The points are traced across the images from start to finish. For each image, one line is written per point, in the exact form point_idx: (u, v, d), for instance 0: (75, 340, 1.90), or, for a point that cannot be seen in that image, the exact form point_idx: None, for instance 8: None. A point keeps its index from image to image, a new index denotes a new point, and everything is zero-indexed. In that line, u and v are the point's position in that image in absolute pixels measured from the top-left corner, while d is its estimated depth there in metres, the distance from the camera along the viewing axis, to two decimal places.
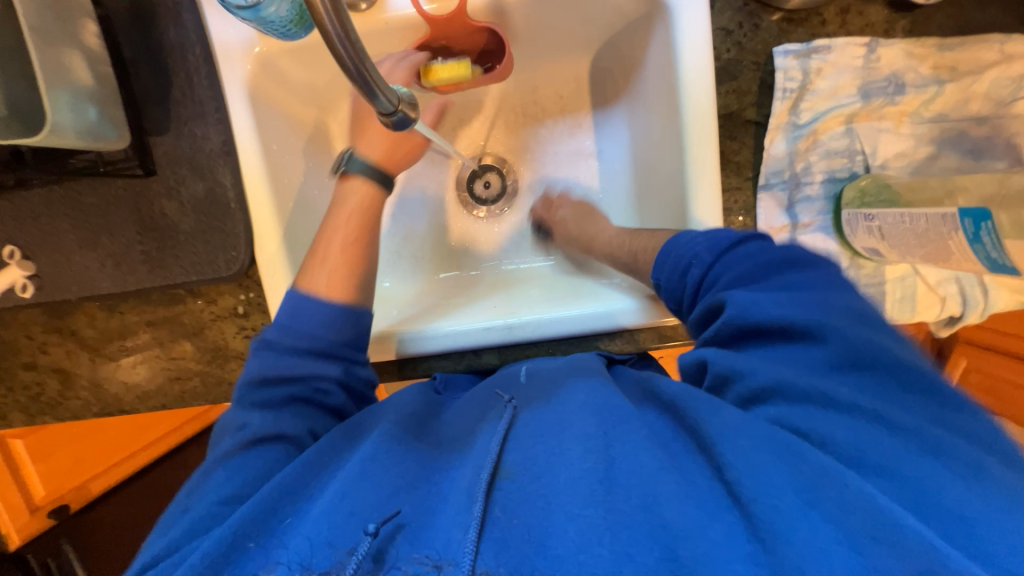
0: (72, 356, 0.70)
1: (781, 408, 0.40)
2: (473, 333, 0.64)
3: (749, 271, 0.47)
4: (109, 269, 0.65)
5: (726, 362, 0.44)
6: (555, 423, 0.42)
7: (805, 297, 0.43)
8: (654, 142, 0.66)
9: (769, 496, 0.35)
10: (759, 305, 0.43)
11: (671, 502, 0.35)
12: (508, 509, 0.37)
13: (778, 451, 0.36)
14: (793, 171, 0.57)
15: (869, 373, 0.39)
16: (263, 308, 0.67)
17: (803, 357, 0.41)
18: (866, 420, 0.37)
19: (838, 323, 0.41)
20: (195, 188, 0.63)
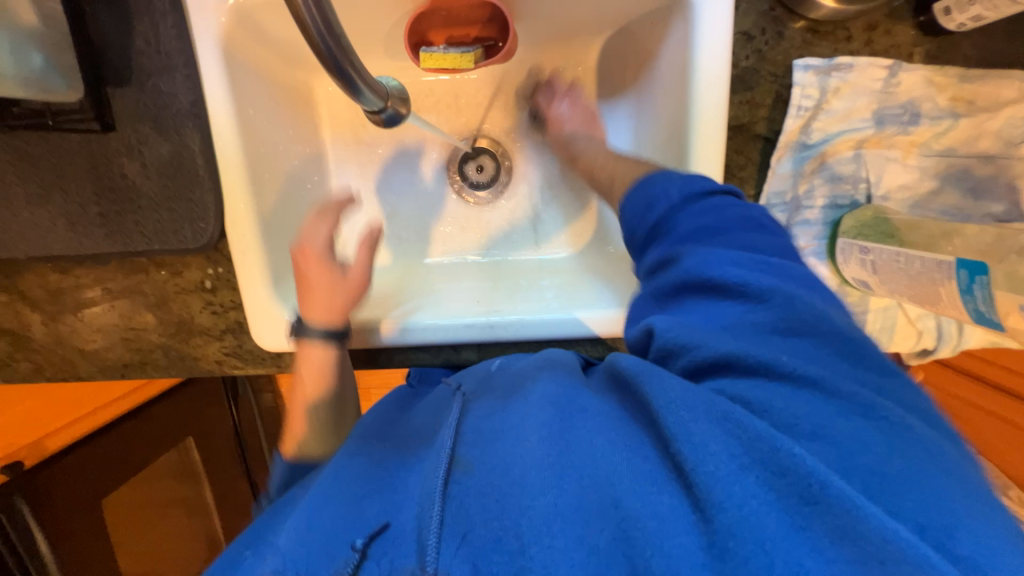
0: (22, 318, 0.66)
1: (728, 380, 0.36)
2: (453, 328, 0.62)
3: (709, 226, 0.44)
4: (62, 229, 0.60)
5: (672, 329, 0.39)
6: (515, 415, 0.41)
7: (756, 259, 0.40)
8: (656, 141, 0.63)
9: (719, 473, 0.31)
10: (713, 263, 0.40)
11: (621, 479, 0.33)
12: (462, 500, 0.35)
13: (719, 417, 0.33)
14: (795, 193, 0.55)
15: (813, 336, 0.36)
16: (232, 284, 0.64)
17: (745, 319, 0.38)
18: (811, 388, 0.34)
19: (783, 284, 0.38)
20: (160, 150, 0.58)
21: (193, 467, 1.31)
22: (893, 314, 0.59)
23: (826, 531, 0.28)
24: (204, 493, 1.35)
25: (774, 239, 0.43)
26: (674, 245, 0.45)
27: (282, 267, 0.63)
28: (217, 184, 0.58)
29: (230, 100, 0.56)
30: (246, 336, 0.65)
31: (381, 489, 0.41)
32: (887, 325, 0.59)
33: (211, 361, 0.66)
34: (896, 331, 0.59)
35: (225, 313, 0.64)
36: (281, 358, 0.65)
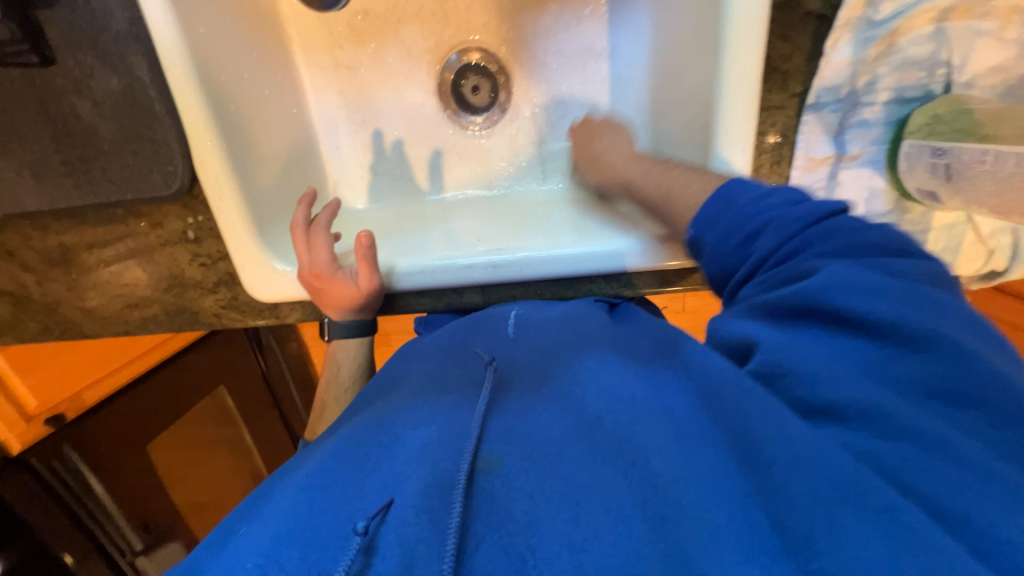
0: (18, 278, 0.64)
1: (862, 432, 0.27)
2: (452, 271, 0.57)
3: (842, 236, 0.34)
4: (30, 181, 0.56)
5: (784, 355, 0.31)
6: (558, 430, 0.35)
7: (930, 301, 0.30)
8: (682, 40, 0.53)
9: (841, 547, 0.23)
10: (856, 293, 0.30)
11: (691, 523, 0.26)
12: (492, 512, 0.30)
13: (851, 488, 0.24)
14: (853, 88, 0.46)
15: (982, 410, 0.26)
16: (215, 233, 0.59)
17: (892, 365, 0.29)
18: (962, 461, 0.25)
19: (945, 331, 0.28)
20: (108, 83, 0.51)
21: (229, 413, 1.39)
22: (960, 232, 0.51)
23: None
24: (244, 435, 1.46)
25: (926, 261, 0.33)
26: (811, 266, 0.34)
27: (267, 215, 0.58)
28: (178, 120, 0.52)
29: (175, 16, 0.48)
30: (239, 287, 0.62)
31: (391, 461, 0.36)
32: (952, 246, 0.51)
33: (210, 315, 0.64)
34: (962, 250, 0.51)
35: (215, 265, 0.61)
36: (278, 309, 0.63)
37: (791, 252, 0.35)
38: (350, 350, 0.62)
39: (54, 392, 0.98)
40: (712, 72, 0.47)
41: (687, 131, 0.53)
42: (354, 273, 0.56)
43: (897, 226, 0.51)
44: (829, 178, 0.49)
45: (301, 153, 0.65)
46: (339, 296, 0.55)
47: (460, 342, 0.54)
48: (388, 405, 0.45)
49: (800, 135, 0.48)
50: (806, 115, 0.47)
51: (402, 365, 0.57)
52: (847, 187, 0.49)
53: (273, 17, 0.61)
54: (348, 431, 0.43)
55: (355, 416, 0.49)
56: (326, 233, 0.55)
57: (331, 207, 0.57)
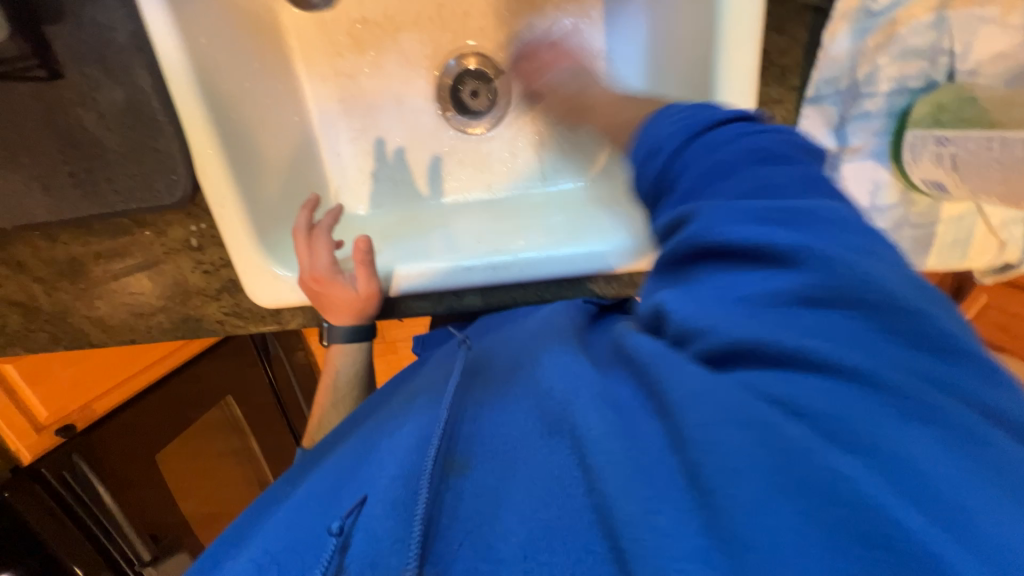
0: (26, 290, 0.65)
1: (755, 370, 0.27)
2: (450, 273, 0.57)
3: (716, 155, 0.34)
4: (38, 193, 0.57)
5: (680, 307, 0.31)
6: (529, 424, 0.37)
7: (790, 208, 0.30)
8: (676, 37, 0.53)
9: (735, 480, 0.24)
10: (724, 216, 0.31)
11: (614, 481, 0.28)
12: (456, 505, 0.35)
13: (746, 424, 0.25)
14: (853, 79, 0.45)
15: (868, 315, 0.26)
16: (218, 241, 0.60)
17: (774, 286, 0.28)
18: (855, 389, 0.25)
19: (821, 241, 0.28)
20: (112, 95, 0.52)
21: (235, 421, 1.39)
22: (970, 223, 0.50)
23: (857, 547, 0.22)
24: (251, 445, 1.46)
25: (797, 164, 0.33)
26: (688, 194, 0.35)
27: (268, 221, 0.59)
28: (180, 130, 0.53)
29: (176, 28, 0.49)
30: (242, 294, 0.62)
31: (364, 470, 0.42)
32: (961, 238, 0.50)
33: (213, 322, 0.64)
34: (972, 243, 0.50)
35: (218, 271, 0.61)
36: (280, 315, 0.63)
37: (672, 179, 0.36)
38: (352, 355, 0.62)
39: (65, 402, 1.00)
40: (707, 67, 0.47)
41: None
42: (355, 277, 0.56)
43: (904, 219, 0.50)
44: (831, 173, 0.49)
45: (303, 160, 0.66)
46: (339, 303, 0.56)
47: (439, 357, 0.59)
48: (374, 423, 0.51)
49: (799, 128, 0.47)
50: (805, 107, 0.46)
51: (406, 380, 0.61)
52: (850, 182, 0.49)
53: (273, 28, 0.63)
54: (343, 452, 0.49)
55: (347, 428, 0.55)
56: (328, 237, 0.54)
57: (332, 213, 0.55)
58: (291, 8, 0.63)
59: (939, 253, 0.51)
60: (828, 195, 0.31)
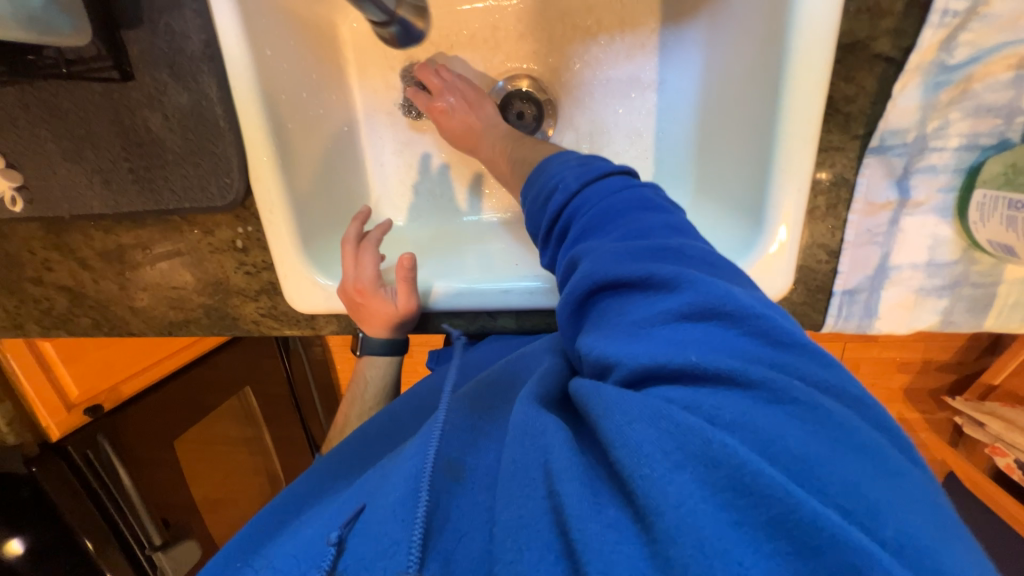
0: (76, 276, 0.68)
1: (661, 383, 0.31)
2: (487, 295, 0.57)
3: (605, 211, 0.41)
4: (98, 187, 0.60)
5: (596, 336, 0.34)
6: (497, 440, 0.40)
7: (655, 247, 0.36)
8: (733, 77, 0.53)
9: (663, 481, 0.26)
10: (605, 257, 0.36)
11: (564, 476, 0.30)
12: (450, 515, 0.37)
13: (652, 415, 0.29)
14: (921, 132, 0.44)
15: (721, 323, 0.31)
16: (262, 244, 0.61)
17: (654, 310, 0.33)
18: (732, 387, 0.29)
19: (698, 272, 0.33)
20: (178, 99, 0.54)
21: (251, 410, 1.43)
22: None
23: (766, 529, 0.24)
24: (263, 435, 1.48)
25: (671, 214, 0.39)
26: (576, 241, 0.42)
27: (312, 229, 0.60)
28: (238, 136, 0.54)
29: (244, 40, 0.51)
30: (279, 297, 0.63)
31: (368, 479, 0.45)
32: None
33: (249, 321, 0.66)
34: None
35: (259, 274, 0.62)
36: (315, 321, 0.64)
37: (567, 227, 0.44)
38: (383, 368, 0.62)
39: (94, 383, 1.02)
40: (769, 112, 0.46)
41: (737, 167, 0.52)
42: (394, 291, 0.56)
43: (963, 276, 0.48)
44: (889, 224, 0.47)
45: (349, 169, 0.67)
46: (378, 316, 0.56)
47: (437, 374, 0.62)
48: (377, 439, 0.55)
49: (860, 178, 0.46)
50: (868, 157, 0.45)
51: (410, 402, 0.58)
52: (910, 235, 0.47)
53: (331, 40, 0.64)
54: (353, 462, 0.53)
55: (348, 438, 0.57)
56: (375, 250, 0.54)
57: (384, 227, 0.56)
58: (351, 22, 0.65)
59: (999, 314, 0.49)
60: (686, 236, 0.38)
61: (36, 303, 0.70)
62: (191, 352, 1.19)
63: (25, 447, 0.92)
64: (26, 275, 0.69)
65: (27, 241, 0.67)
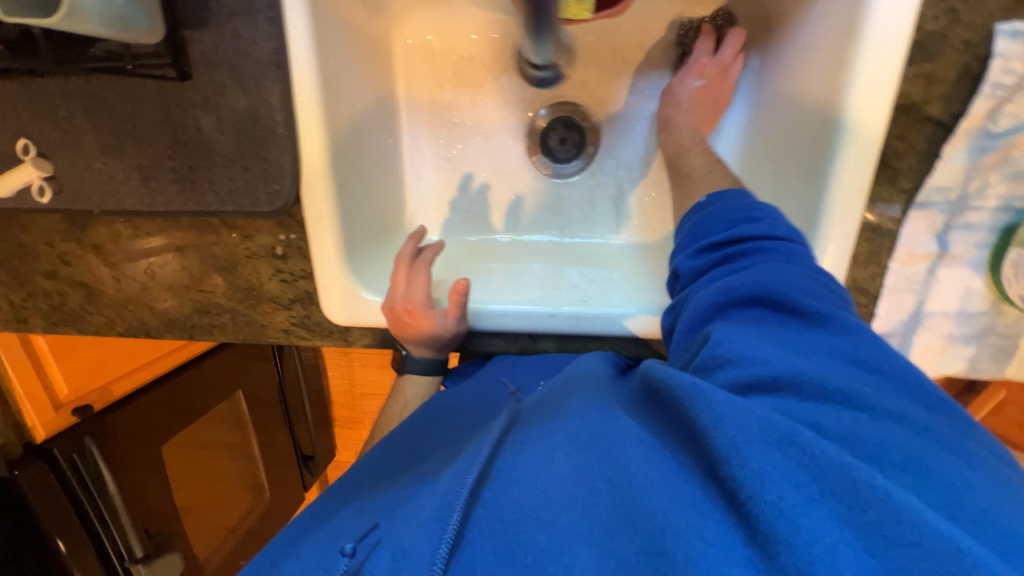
0: (96, 272, 0.65)
1: (790, 398, 0.32)
2: (533, 318, 0.57)
3: (751, 237, 0.44)
4: (136, 183, 0.58)
5: (715, 345, 0.37)
6: (542, 450, 0.37)
7: (802, 285, 0.39)
8: (781, 125, 0.56)
9: (775, 490, 0.26)
10: (762, 281, 0.40)
11: (653, 490, 0.30)
12: (484, 524, 0.34)
13: (777, 440, 0.28)
14: (963, 191, 0.47)
15: (863, 361, 0.34)
16: (303, 253, 0.60)
17: (805, 337, 0.36)
18: (871, 407, 0.31)
19: (840, 316, 0.37)
20: (236, 102, 0.53)
21: (240, 413, 1.36)
22: None
23: (917, 558, 0.24)
24: (250, 441, 1.41)
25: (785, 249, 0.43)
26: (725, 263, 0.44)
27: (356, 240, 0.59)
28: (295, 143, 0.54)
29: (314, 50, 0.51)
30: (314, 307, 0.62)
31: (401, 502, 0.44)
32: None
33: (278, 330, 0.64)
34: None
35: (296, 282, 0.61)
36: (349, 333, 0.63)
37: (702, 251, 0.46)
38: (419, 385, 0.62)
39: (86, 381, 0.97)
40: (822, 155, 0.49)
41: (780, 203, 0.55)
42: (443, 311, 0.56)
43: (990, 327, 0.51)
44: (928, 274, 0.50)
45: (390, 182, 0.67)
46: (426, 335, 0.56)
47: (473, 389, 0.60)
48: (394, 455, 0.54)
49: (902, 230, 0.49)
50: (914, 210, 0.48)
51: (429, 421, 0.58)
52: (945, 285, 0.50)
53: (386, 54, 0.65)
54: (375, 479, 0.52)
55: (372, 454, 0.57)
56: (427, 272, 0.56)
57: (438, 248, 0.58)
58: (405, 38, 0.66)
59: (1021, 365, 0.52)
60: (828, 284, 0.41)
61: (45, 298, 0.67)
62: (187, 352, 1.16)
63: (7, 448, 0.85)
64: (39, 268, 0.65)
65: (47, 232, 0.63)
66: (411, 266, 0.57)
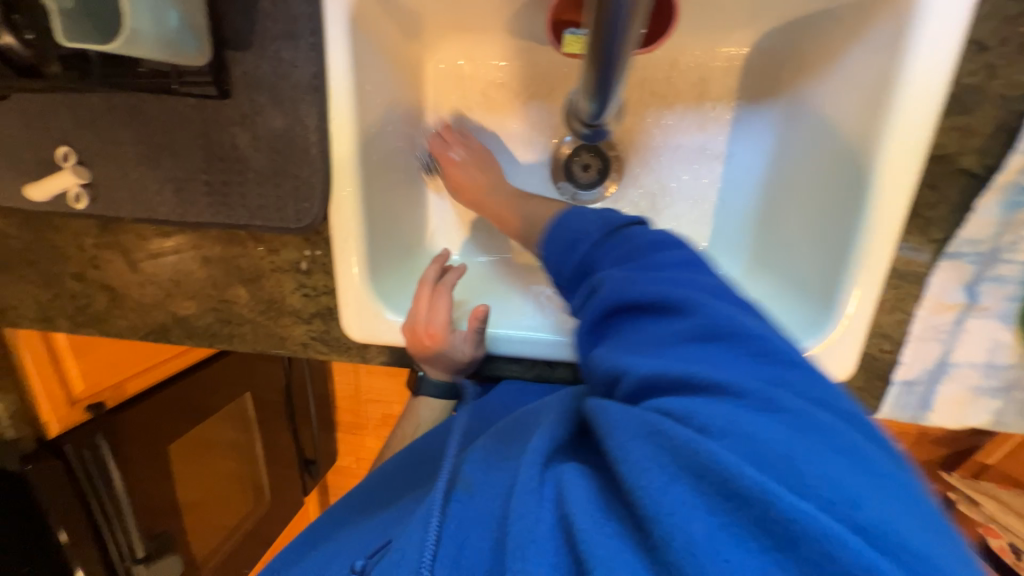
0: (123, 276, 0.66)
1: (664, 398, 0.34)
2: (552, 347, 0.57)
3: (625, 244, 0.45)
4: (168, 194, 0.59)
5: (607, 358, 0.39)
6: (507, 462, 0.40)
7: (674, 276, 0.40)
8: (807, 168, 0.57)
9: (658, 491, 0.29)
10: (634, 284, 0.40)
11: (573, 493, 0.33)
12: (455, 529, 0.38)
13: (649, 433, 0.31)
14: (995, 244, 0.47)
15: (724, 342, 0.35)
16: (327, 269, 0.61)
17: (667, 332, 0.37)
18: (727, 394, 0.32)
19: (707, 297, 0.37)
20: (273, 122, 0.55)
21: (245, 414, 1.34)
22: None
23: (751, 526, 0.27)
24: (255, 441, 1.38)
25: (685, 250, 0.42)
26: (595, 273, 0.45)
27: (380, 260, 0.60)
28: (327, 164, 0.55)
29: (351, 76, 0.53)
30: (334, 322, 0.62)
31: (399, 515, 0.47)
32: None
33: (297, 343, 0.64)
34: None
35: (317, 297, 0.62)
36: (366, 350, 0.63)
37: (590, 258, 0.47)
38: (437, 403, 0.63)
39: (101, 378, 0.96)
40: (853, 203, 0.50)
41: (807, 247, 0.55)
42: (462, 336, 0.57)
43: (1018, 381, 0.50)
44: (955, 323, 0.49)
45: (414, 202, 0.67)
46: (446, 358, 0.57)
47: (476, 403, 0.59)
48: (400, 468, 0.56)
49: (931, 277, 0.49)
50: (942, 261, 0.48)
51: (431, 440, 0.57)
52: (972, 336, 0.49)
53: (418, 76, 0.67)
54: (377, 488, 0.56)
55: (379, 468, 0.59)
56: (449, 296, 0.57)
57: (461, 272, 0.59)
58: (437, 62, 0.68)
59: None
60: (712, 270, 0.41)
61: (71, 299, 0.68)
62: (197, 353, 1.16)
63: (22, 443, 0.85)
64: (68, 269, 0.67)
65: (78, 235, 0.65)
66: (433, 291, 0.58)
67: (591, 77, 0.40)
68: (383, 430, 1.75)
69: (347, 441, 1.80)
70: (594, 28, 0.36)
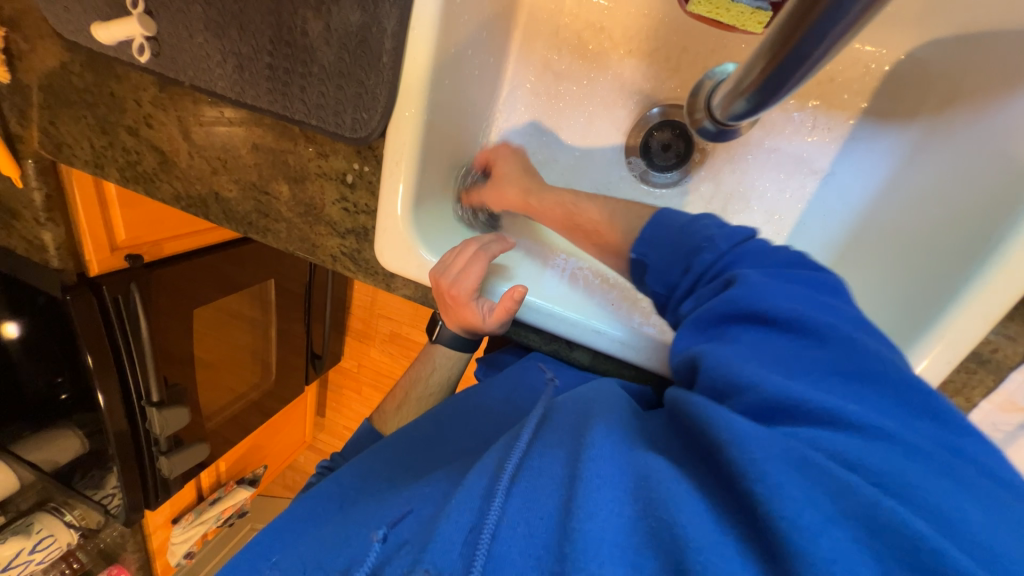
0: (172, 141, 0.65)
1: (799, 426, 0.31)
2: (580, 328, 0.53)
3: (758, 257, 0.42)
4: (230, 69, 0.56)
5: (720, 360, 0.36)
6: (560, 449, 0.37)
7: (815, 298, 0.37)
8: (931, 210, 0.50)
9: (811, 520, 0.26)
10: (766, 294, 0.37)
11: (682, 504, 0.29)
12: (507, 519, 0.33)
13: (797, 460, 0.28)
14: None
15: (869, 385, 0.32)
16: (372, 188, 0.58)
17: (806, 357, 0.34)
18: (869, 436, 0.29)
19: (846, 328, 0.35)
20: (348, 16, 0.50)
21: (266, 300, 1.39)
22: None
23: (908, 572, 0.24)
24: (269, 324, 1.45)
25: (826, 277, 0.40)
26: (723, 279, 0.42)
27: (426, 193, 0.57)
28: (396, 77, 0.50)
29: None
30: (368, 244, 0.61)
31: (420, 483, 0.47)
32: None
33: (328, 254, 0.63)
34: None
35: (357, 215, 0.60)
36: (392, 279, 0.62)
37: (721, 270, 0.43)
38: (449, 349, 0.63)
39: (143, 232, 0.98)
40: (968, 263, 0.44)
41: (914, 290, 0.48)
42: (486, 308, 0.55)
43: None
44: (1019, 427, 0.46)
45: (472, 141, 0.63)
46: (466, 321, 0.56)
47: (511, 381, 0.60)
48: (427, 429, 0.58)
49: (1013, 372, 0.45)
50: None
51: (461, 413, 0.58)
52: None
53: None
54: (400, 444, 0.58)
55: (410, 428, 0.60)
56: (484, 265, 0.54)
57: (506, 244, 0.57)
58: None
59: None
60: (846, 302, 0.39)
61: (124, 152, 0.68)
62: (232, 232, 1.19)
63: (64, 274, 0.87)
64: (123, 121, 0.66)
65: (137, 89, 0.64)
66: (475, 252, 0.54)
67: (766, 67, 0.34)
68: (390, 345, 1.82)
69: (353, 346, 1.89)
70: (795, 15, 0.30)
